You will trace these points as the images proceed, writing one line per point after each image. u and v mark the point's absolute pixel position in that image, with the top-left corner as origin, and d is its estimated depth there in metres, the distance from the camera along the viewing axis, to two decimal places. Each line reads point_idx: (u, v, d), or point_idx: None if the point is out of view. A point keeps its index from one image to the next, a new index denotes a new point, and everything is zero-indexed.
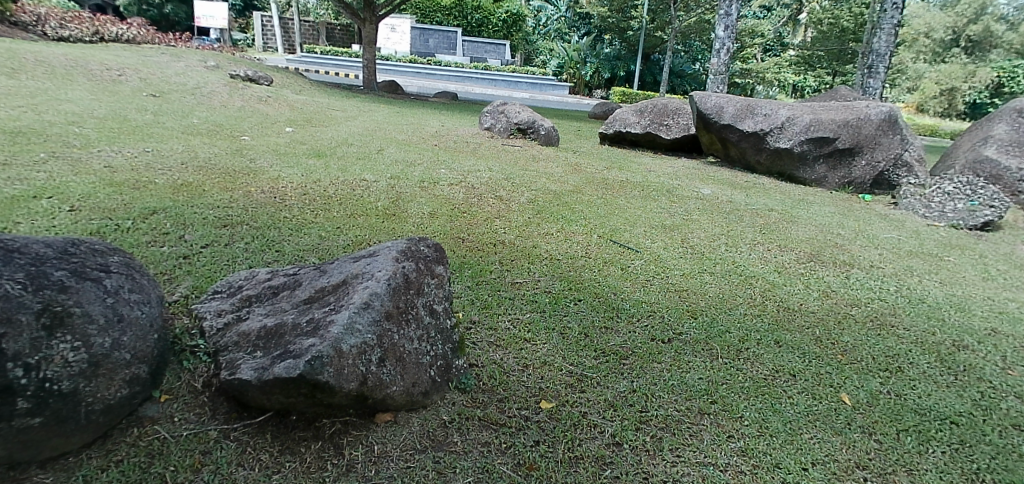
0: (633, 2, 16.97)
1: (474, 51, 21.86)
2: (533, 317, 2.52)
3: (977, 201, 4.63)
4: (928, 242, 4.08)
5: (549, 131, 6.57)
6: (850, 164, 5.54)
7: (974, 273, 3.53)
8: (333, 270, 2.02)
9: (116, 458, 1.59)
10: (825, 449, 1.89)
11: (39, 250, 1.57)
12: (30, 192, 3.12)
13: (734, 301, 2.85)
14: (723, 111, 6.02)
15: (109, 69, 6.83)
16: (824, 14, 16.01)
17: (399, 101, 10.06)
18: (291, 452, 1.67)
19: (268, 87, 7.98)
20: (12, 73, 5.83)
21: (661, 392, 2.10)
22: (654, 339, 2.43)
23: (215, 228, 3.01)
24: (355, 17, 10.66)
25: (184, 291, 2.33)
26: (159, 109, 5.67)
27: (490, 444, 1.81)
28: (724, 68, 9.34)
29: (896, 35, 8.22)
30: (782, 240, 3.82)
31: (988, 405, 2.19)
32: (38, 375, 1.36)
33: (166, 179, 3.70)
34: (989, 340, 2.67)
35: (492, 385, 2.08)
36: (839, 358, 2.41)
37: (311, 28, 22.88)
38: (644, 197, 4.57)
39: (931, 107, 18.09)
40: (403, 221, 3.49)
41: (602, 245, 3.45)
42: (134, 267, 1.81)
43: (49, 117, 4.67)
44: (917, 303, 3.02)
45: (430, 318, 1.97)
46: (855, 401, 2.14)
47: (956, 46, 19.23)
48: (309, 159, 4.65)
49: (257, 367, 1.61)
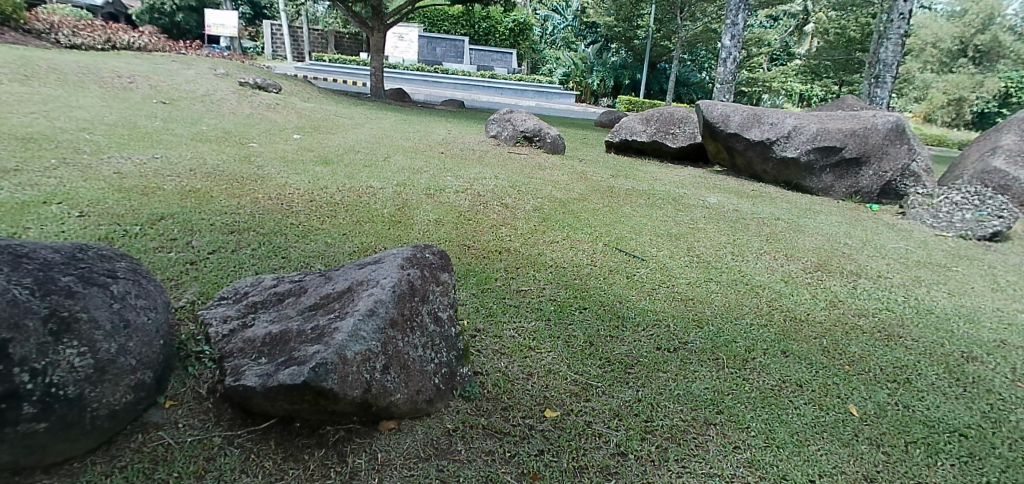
0: (639, 12, 16.91)
1: (480, 59, 21.81)
2: (538, 326, 2.51)
3: (986, 212, 4.62)
4: (936, 253, 4.05)
5: (555, 138, 6.54)
6: (857, 174, 5.53)
7: (983, 284, 3.50)
8: (338, 276, 2.02)
9: (121, 464, 1.59)
10: (832, 461, 1.87)
11: (48, 256, 1.59)
12: (40, 198, 3.15)
13: (741, 309, 2.85)
14: (729, 119, 5.99)
15: (121, 77, 6.90)
16: (832, 24, 16.07)
17: (406, 109, 10.16)
18: (294, 460, 1.67)
19: (277, 95, 8.03)
20: (24, 80, 5.89)
21: (666, 402, 2.08)
22: (660, 348, 2.43)
23: (222, 234, 3.03)
24: (363, 26, 10.76)
25: (191, 296, 2.34)
26: (169, 116, 5.73)
27: (494, 453, 1.80)
28: (730, 77, 9.35)
29: (903, 45, 8.18)
30: (789, 249, 3.81)
31: (998, 418, 2.17)
32: (44, 381, 1.37)
33: (175, 186, 3.72)
34: (999, 352, 2.65)
35: (497, 394, 2.07)
36: (846, 369, 2.39)
37: (319, 36, 23.01)
38: (650, 205, 4.57)
39: (938, 117, 18.42)
40: (409, 228, 3.50)
41: (608, 253, 3.44)
42: (141, 273, 1.82)
43: (61, 124, 4.72)
44: (925, 314, 2.99)
45: (434, 326, 1.97)
46: (862, 412, 2.12)
47: (964, 56, 18.89)
48: (317, 166, 4.68)
49: (262, 373, 1.61)
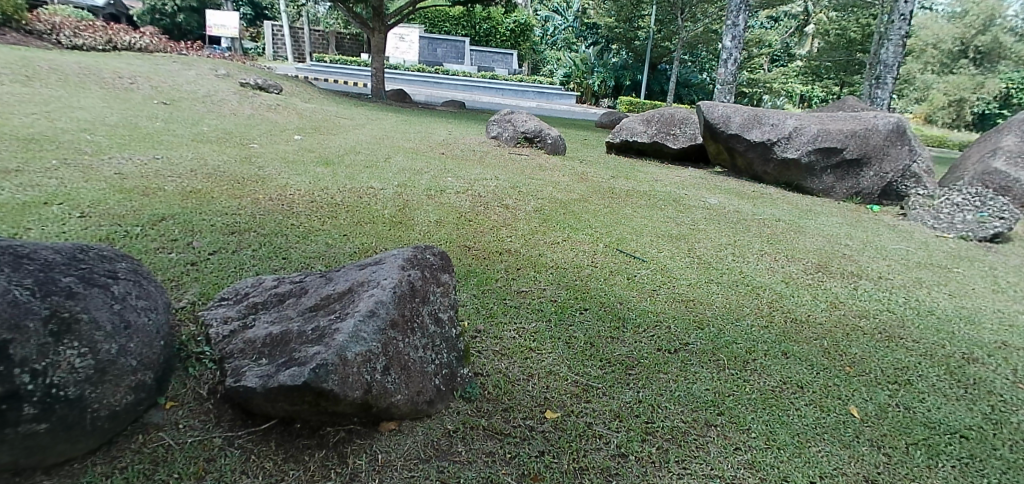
0: (640, 13, 17.01)
1: (482, 60, 21.84)
2: (539, 327, 2.51)
3: (987, 213, 4.62)
4: (937, 254, 4.04)
5: (556, 139, 6.55)
6: (858, 175, 5.52)
7: (984, 285, 3.50)
8: (339, 277, 2.02)
9: (121, 465, 1.59)
10: (833, 463, 1.87)
11: (49, 257, 1.59)
12: (41, 198, 3.15)
13: (741, 311, 2.84)
14: (730, 120, 5.99)
15: (122, 78, 6.91)
16: (834, 26, 16.07)
17: (407, 109, 10.17)
18: (294, 461, 1.67)
19: (278, 95, 8.03)
20: (25, 81, 5.90)
21: (667, 403, 2.08)
22: (661, 349, 2.42)
23: (223, 235, 3.03)
24: (364, 26, 10.77)
25: (191, 297, 2.34)
26: (170, 117, 5.73)
27: (494, 454, 1.80)
28: (731, 78, 9.35)
29: (904, 46, 8.17)
30: (790, 250, 3.81)
31: (999, 419, 2.16)
32: (44, 381, 1.37)
33: (176, 186, 3.73)
34: (1000, 353, 2.65)
35: (497, 395, 2.07)
36: (847, 370, 2.39)
37: (320, 37, 23.03)
38: (651, 206, 4.56)
39: (939, 118, 18.42)
40: (409, 228, 3.50)
41: (609, 254, 3.44)
42: (141, 274, 1.82)
43: (62, 125, 4.72)
44: (926, 315, 2.99)
45: (435, 326, 1.97)
46: (863, 413, 2.12)
47: (965, 57, 18.88)
48: (317, 167, 4.68)
49: (263, 374, 1.61)
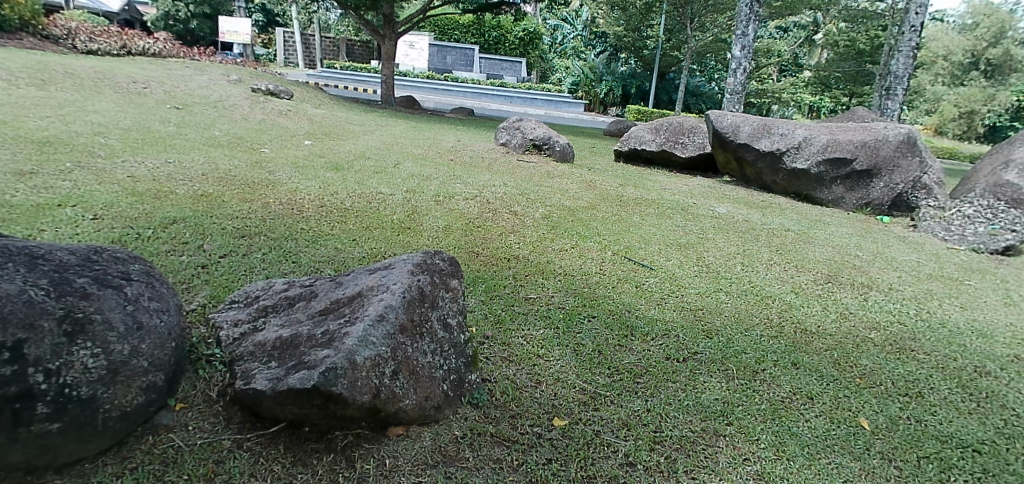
0: (649, 23, 17.15)
1: (491, 69, 22.02)
2: (547, 333, 2.51)
3: (999, 226, 4.59)
4: (949, 266, 4.02)
5: (564, 147, 6.56)
6: (868, 186, 5.51)
7: (996, 298, 3.47)
8: (348, 281, 2.04)
9: (131, 466, 1.59)
10: (844, 475, 1.85)
11: (63, 257, 1.61)
12: (56, 200, 3.19)
13: (751, 320, 2.83)
14: (739, 129, 5.95)
15: (135, 82, 6.98)
16: (841, 36, 16.01)
17: (416, 116, 10.24)
18: (302, 464, 1.67)
19: (289, 102, 8.10)
20: (41, 84, 6.00)
21: (675, 412, 2.07)
22: (668, 358, 2.41)
23: (234, 238, 3.05)
24: (375, 34, 10.91)
25: (202, 300, 2.35)
26: (182, 121, 5.79)
27: (502, 461, 1.80)
28: (740, 88, 9.24)
29: (915, 58, 8.08)
30: (799, 261, 3.79)
31: (1012, 433, 2.14)
32: (58, 381, 1.38)
33: (187, 190, 3.76)
34: (1012, 367, 2.62)
35: (505, 401, 2.06)
36: (858, 381, 2.38)
37: (331, 43, 22.99)
38: (660, 214, 4.56)
39: (949, 129, 18.31)
40: (418, 234, 3.51)
41: (616, 262, 3.44)
42: (153, 275, 1.84)
43: (77, 127, 4.79)
44: (937, 327, 2.96)
45: (444, 332, 1.97)
46: (874, 426, 2.10)
47: (976, 69, 18.76)
48: (328, 172, 4.71)
49: (272, 377, 1.62)
